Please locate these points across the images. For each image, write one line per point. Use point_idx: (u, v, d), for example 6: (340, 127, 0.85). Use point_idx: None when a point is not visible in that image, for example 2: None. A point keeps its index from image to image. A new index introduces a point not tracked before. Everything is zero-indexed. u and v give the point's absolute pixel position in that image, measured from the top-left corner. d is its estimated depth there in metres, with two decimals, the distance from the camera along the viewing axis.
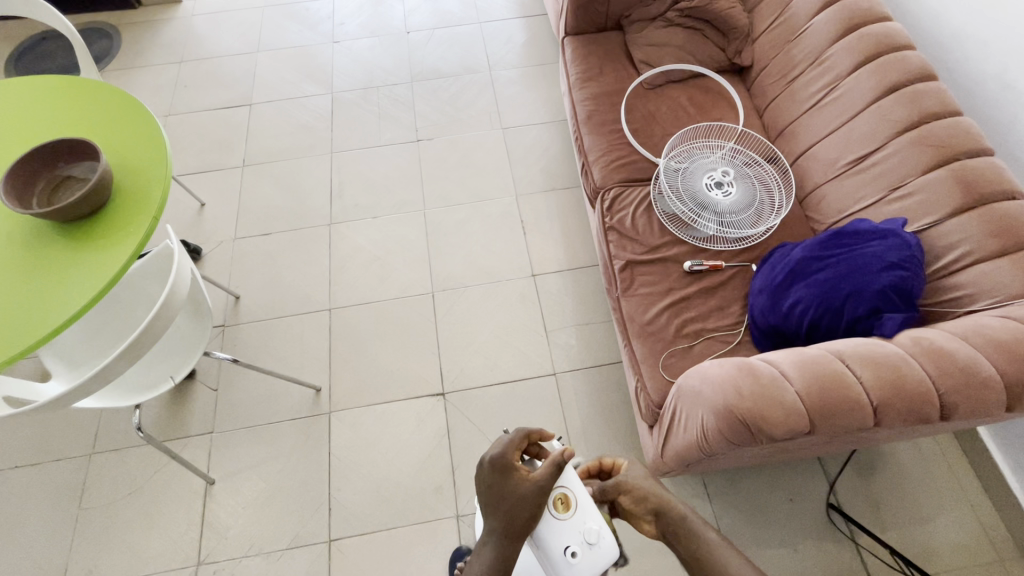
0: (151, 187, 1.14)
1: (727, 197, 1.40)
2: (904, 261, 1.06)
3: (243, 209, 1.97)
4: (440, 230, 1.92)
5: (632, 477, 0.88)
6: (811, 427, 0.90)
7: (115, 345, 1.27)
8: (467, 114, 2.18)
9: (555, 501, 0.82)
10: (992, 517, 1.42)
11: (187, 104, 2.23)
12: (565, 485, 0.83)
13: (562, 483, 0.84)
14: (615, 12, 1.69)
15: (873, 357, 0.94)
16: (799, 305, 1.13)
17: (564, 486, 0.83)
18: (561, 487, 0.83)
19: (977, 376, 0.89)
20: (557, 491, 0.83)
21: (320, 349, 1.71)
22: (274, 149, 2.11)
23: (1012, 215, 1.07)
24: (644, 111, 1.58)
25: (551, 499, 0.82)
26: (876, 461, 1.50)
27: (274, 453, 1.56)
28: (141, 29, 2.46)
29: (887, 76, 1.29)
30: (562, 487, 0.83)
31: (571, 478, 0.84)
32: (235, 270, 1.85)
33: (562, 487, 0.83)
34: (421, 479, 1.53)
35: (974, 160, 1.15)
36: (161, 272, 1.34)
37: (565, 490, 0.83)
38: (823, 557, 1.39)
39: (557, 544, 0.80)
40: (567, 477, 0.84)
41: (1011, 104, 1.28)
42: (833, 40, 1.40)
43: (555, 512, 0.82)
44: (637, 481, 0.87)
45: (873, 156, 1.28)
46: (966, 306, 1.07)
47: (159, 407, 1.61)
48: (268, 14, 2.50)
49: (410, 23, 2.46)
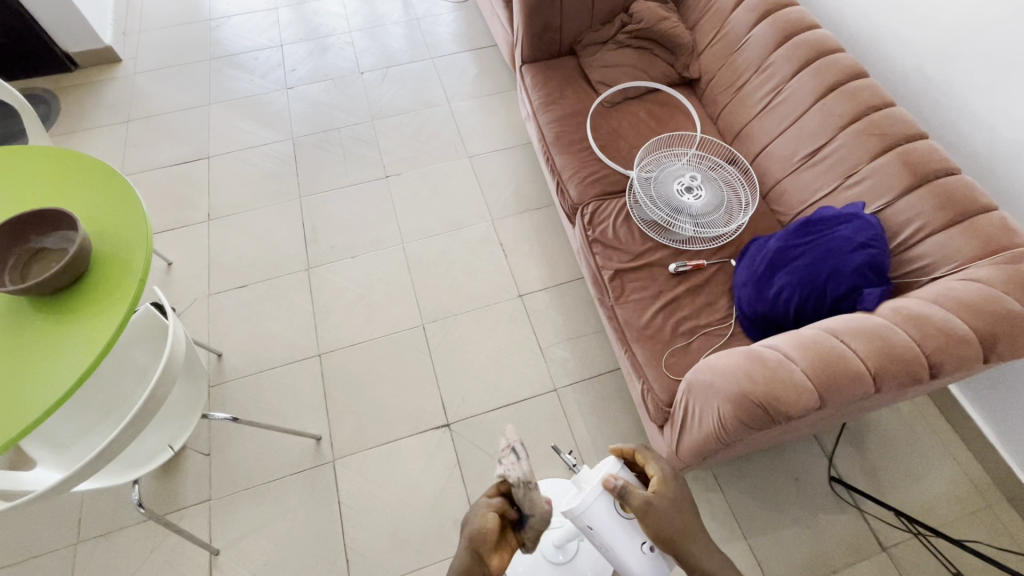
0: (133, 252, 1.10)
1: (698, 200, 1.48)
2: (871, 240, 1.17)
3: (213, 265, 1.91)
4: (421, 263, 1.92)
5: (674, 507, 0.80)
6: (821, 402, 0.97)
7: (102, 420, 1.18)
8: (432, 146, 2.22)
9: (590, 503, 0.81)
10: (975, 466, 1.54)
11: (140, 163, 2.16)
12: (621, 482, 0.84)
13: (593, 487, 0.82)
14: (568, 39, 1.78)
15: (863, 330, 1.02)
16: (784, 292, 1.21)
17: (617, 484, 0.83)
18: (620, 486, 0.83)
19: (956, 335, 0.98)
20: (590, 490, 0.82)
21: (315, 396, 1.67)
22: (239, 200, 2.07)
23: (953, 188, 1.20)
24: (608, 128, 1.67)
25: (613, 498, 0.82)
26: (865, 430, 1.59)
27: (280, 511, 1.49)
28: (81, 92, 2.38)
29: (826, 77, 1.42)
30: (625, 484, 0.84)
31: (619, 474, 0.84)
32: (213, 327, 1.78)
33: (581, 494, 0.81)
34: (437, 515, 1.50)
35: (914, 144, 1.28)
36: (145, 335, 1.28)
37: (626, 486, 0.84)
38: (835, 529, 1.45)
39: (627, 535, 0.81)
40: (596, 468, 0.85)
41: (934, 92, 1.44)
42: (771, 49, 1.54)
43: (622, 512, 0.82)
44: (673, 516, 0.79)
45: (824, 149, 1.40)
46: (929, 274, 1.18)
47: (150, 480, 1.52)
48: (215, 66, 2.47)
49: (362, 64, 2.49)
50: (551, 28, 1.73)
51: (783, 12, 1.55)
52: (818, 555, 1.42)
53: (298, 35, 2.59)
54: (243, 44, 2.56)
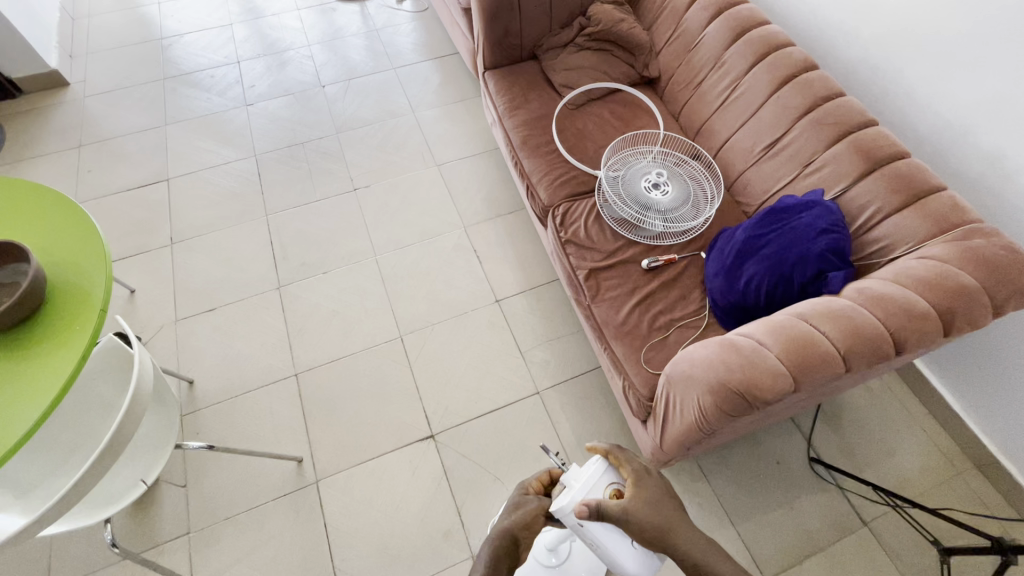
0: (83, 243, 1.10)
1: (665, 196, 1.51)
2: (832, 225, 1.21)
3: (179, 290, 1.85)
4: (395, 274, 1.90)
5: (656, 501, 0.82)
6: (796, 385, 1.00)
7: (69, 457, 1.13)
8: (399, 156, 2.20)
9: (578, 500, 0.81)
10: (944, 437, 1.60)
11: (96, 190, 2.08)
12: (609, 478, 0.84)
13: (581, 484, 0.82)
14: (529, 43, 1.80)
15: (831, 312, 1.05)
16: (753, 280, 1.24)
17: (605, 480, 0.84)
18: (608, 481, 0.84)
19: (917, 311, 1.02)
20: (578, 488, 0.82)
21: (294, 418, 1.63)
22: (202, 222, 2.01)
23: (904, 172, 1.25)
24: (573, 129, 1.69)
25: (600, 496, 0.83)
26: (839, 409, 1.64)
27: (264, 538, 1.45)
28: (27, 118, 2.28)
29: (779, 70, 1.47)
30: (609, 484, 0.84)
31: (606, 471, 0.85)
32: (183, 353, 1.73)
33: (569, 491, 0.81)
34: (427, 528, 1.48)
35: (866, 131, 1.33)
36: (109, 367, 1.23)
37: (614, 482, 0.85)
38: (818, 508, 1.49)
39: (616, 531, 0.81)
40: (583, 467, 0.85)
41: (882, 81, 1.50)
42: (726, 45, 1.58)
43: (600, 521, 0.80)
44: (653, 515, 0.80)
45: (782, 140, 1.44)
46: (888, 254, 1.23)
47: (124, 516, 1.46)
48: (169, 85, 2.41)
49: (323, 77, 2.46)
50: (511, 33, 1.75)
51: (735, 10, 1.59)
52: (802, 534, 1.45)
53: (254, 50, 2.55)
54: (198, 62, 2.49)
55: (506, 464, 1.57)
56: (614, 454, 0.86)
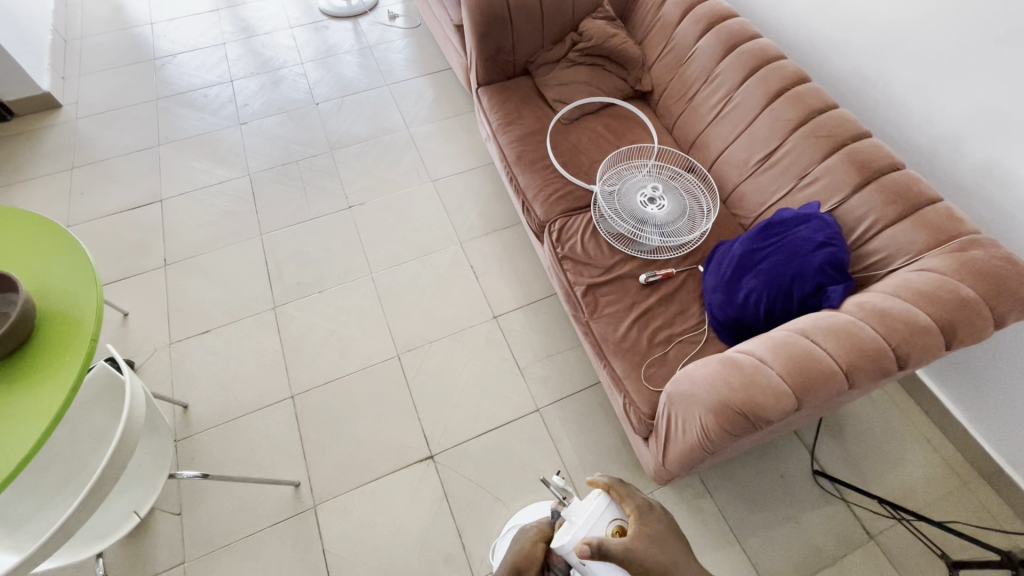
0: (66, 259, 1.10)
1: (661, 210, 1.50)
2: (830, 239, 1.21)
3: (172, 312, 1.83)
4: (392, 292, 1.89)
5: (660, 536, 0.81)
6: (798, 403, 0.99)
7: (56, 493, 1.10)
8: (394, 172, 2.20)
9: (579, 537, 0.81)
10: (948, 446, 1.59)
11: (89, 212, 2.07)
12: (612, 514, 0.84)
13: (583, 520, 0.83)
14: (522, 60, 1.80)
15: (833, 328, 1.04)
16: (752, 295, 1.23)
17: (607, 515, 0.84)
18: (610, 517, 0.84)
19: (920, 326, 1.01)
20: (579, 524, 0.82)
21: (291, 441, 1.60)
22: (196, 242, 2.00)
23: (900, 184, 1.25)
24: (567, 144, 1.69)
25: (603, 532, 0.83)
26: (842, 420, 1.63)
27: (262, 565, 1.42)
28: (19, 141, 2.27)
29: (772, 83, 1.47)
30: (612, 521, 0.84)
31: (609, 506, 0.85)
32: (177, 378, 1.70)
33: (571, 528, 0.81)
34: (426, 552, 1.45)
35: (860, 143, 1.33)
36: (100, 396, 1.21)
37: (616, 519, 0.84)
38: (823, 523, 1.47)
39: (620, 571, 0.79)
40: (586, 502, 0.85)
41: (875, 92, 1.51)
42: (717, 59, 1.59)
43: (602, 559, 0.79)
44: (657, 552, 0.78)
45: (776, 153, 1.44)
46: (886, 267, 1.23)
47: (119, 547, 1.43)
48: (163, 106, 2.40)
49: (316, 94, 2.46)
50: (503, 50, 1.75)
51: (727, 24, 1.60)
52: (808, 550, 1.43)
53: (248, 69, 2.55)
54: (191, 82, 2.50)
55: (506, 484, 1.55)
56: (616, 487, 0.86)
